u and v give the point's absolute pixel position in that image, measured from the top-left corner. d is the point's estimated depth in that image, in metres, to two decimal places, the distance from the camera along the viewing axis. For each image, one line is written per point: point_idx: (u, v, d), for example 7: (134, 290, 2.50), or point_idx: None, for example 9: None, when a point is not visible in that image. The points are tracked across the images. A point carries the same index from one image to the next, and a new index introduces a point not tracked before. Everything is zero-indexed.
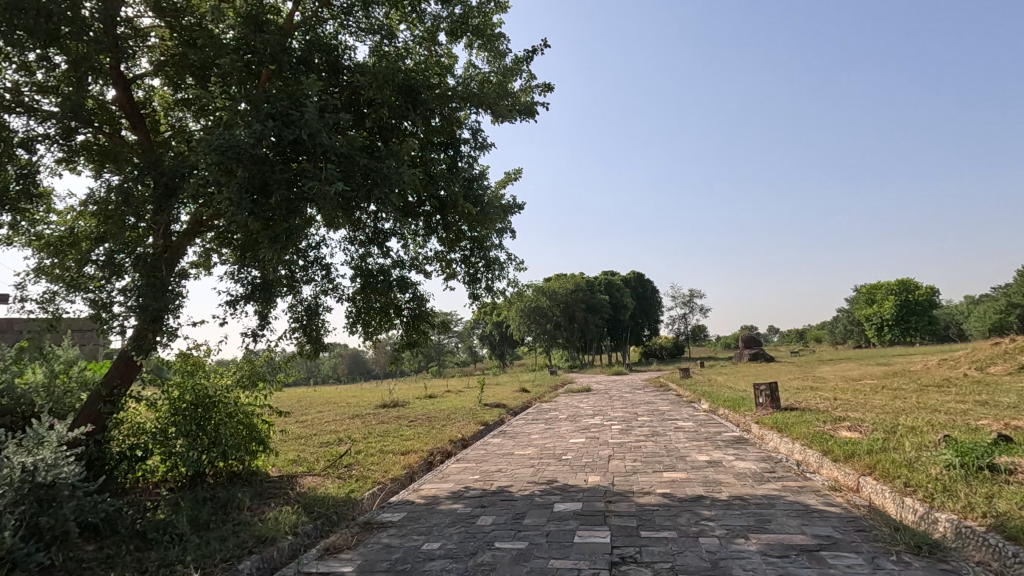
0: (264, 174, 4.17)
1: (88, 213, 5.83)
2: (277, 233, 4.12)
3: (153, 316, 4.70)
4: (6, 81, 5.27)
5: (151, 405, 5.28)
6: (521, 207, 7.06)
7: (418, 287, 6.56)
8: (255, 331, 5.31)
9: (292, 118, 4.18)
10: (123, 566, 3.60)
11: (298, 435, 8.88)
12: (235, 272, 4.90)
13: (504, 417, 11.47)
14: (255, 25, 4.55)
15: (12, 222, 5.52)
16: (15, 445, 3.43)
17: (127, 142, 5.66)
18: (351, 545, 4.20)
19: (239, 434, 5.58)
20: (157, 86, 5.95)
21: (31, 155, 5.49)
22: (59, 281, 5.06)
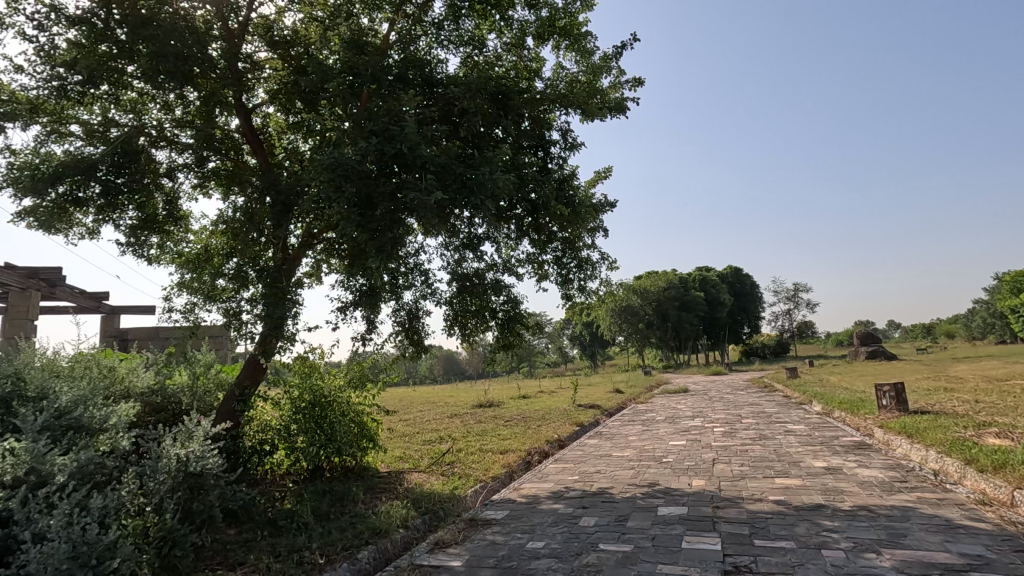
0: (369, 188, 4.43)
1: (219, 232, 6.53)
2: (382, 243, 4.37)
3: (276, 322, 5.17)
4: (152, 119, 6.03)
5: (275, 404, 5.78)
6: (612, 204, 6.96)
7: (512, 289, 6.67)
8: (364, 335, 5.66)
9: (393, 133, 4.41)
10: (259, 550, 3.98)
11: (402, 432, 9.33)
12: (345, 280, 5.27)
13: (600, 418, 11.35)
14: (356, 49, 4.87)
15: (161, 243, 6.30)
16: (172, 438, 3.89)
17: (249, 166, 6.26)
18: (459, 540, 4.35)
19: (351, 431, 5.99)
20: (272, 113, 6.53)
21: (173, 183, 6.24)
22: (198, 293, 5.70)
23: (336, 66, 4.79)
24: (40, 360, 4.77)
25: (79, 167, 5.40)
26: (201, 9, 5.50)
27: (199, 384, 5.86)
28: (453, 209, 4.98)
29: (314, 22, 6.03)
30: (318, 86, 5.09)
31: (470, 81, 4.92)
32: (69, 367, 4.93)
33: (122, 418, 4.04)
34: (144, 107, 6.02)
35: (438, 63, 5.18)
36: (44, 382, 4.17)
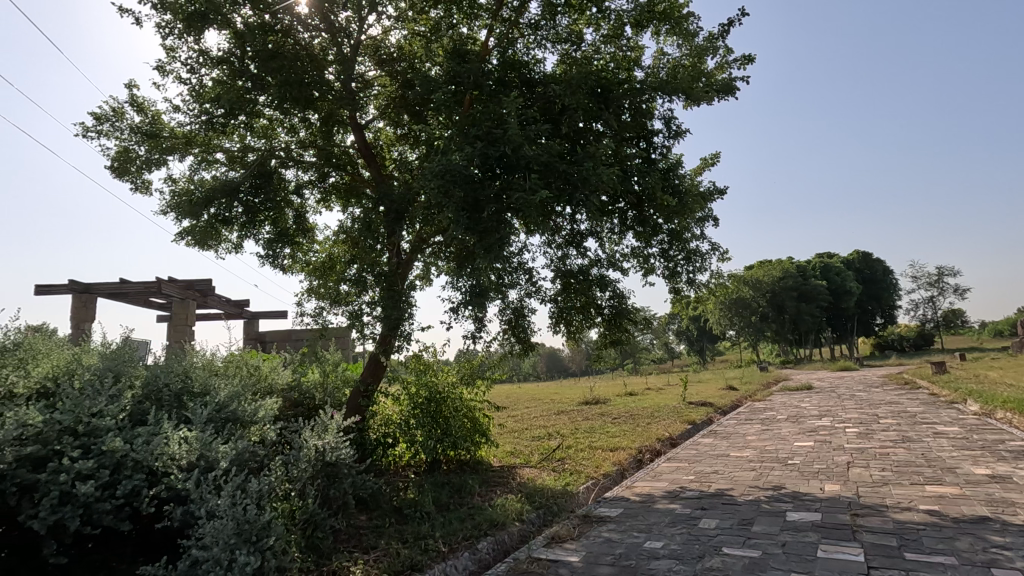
0: (476, 192, 4.58)
1: (340, 241, 7.08)
2: (490, 244, 4.50)
3: (394, 322, 5.52)
4: (280, 141, 6.67)
5: (395, 399, 6.16)
6: (721, 191, 6.61)
7: (617, 284, 6.58)
8: (474, 333, 5.86)
9: (496, 136, 4.53)
10: (389, 536, 4.27)
11: (511, 428, 9.53)
12: (455, 281, 5.49)
13: (713, 416, 10.82)
14: (459, 58, 5.06)
15: (292, 254, 6.96)
16: (310, 431, 4.28)
17: (364, 179, 6.73)
18: (575, 536, 4.36)
19: (464, 426, 6.25)
20: (382, 127, 6.96)
21: (301, 199, 6.86)
22: (326, 298, 6.23)
23: (442, 77, 5.01)
24: (202, 360, 5.47)
25: (225, 190, 6.12)
26: (318, 38, 6.00)
27: (328, 381, 6.41)
28: (556, 207, 5.01)
29: (417, 37, 6.33)
30: (424, 98, 5.34)
31: (570, 78, 4.93)
32: (224, 367, 5.61)
33: (268, 412, 4.51)
34: (274, 132, 6.68)
35: (536, 63, 5.25)
36: (206, 380, 4.78)
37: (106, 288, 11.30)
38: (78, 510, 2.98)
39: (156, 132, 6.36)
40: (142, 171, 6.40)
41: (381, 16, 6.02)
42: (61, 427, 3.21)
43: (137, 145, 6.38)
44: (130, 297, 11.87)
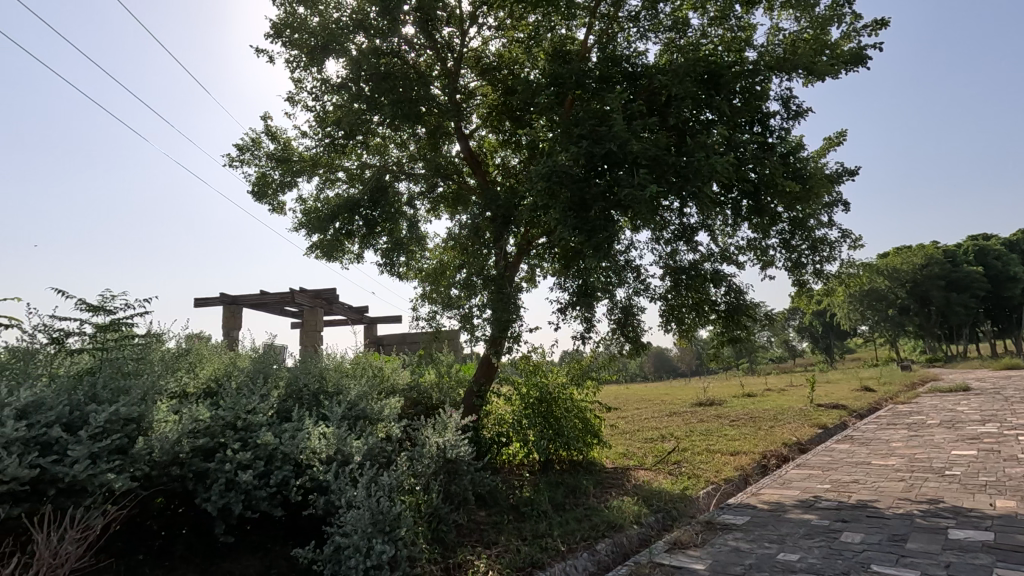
0: (582, 191, 4.56)
1: (449, 248, 7.39)
2: (598, 243, 4.46)
3: (504, 324, 5.64)
4: (392, 157, 7.09)
5: (507, 399, 6.29)
6: (852, 172, 6.01)
7: (733, 279, 6.22)
8: (583, 333, 5.82)
9: (601, 134, 4.47)
10: (508, 532, 4.37)
11: (622, 429, 9.36)
12: (562, 282, 5.51)
13: (848, 420, 9.85)
14: (560, 59, 5.08)
15: (407, 262, 7.38)
16: (432, 429, 4.50)
17: (471, 186, 6.97)
18: (699, 543, 4.18)
19: (576, 426, 6.25)
20: (486, 135, 7.15)
21: (413, 209, 7.25)
22: (439, 302, 6.53)
23: (543, 81, 5.05)
24: (333, 363, 5.97)
25: (347, 206, 6.65)
26: (425, 55, 6.31)
27: (444, 381, 6.69)
28: (665, 201, 4.85)
29: (517, 43, 6.45)
30: (529, 102, 5.42)
31: (677, 66, 4.76)
32: (352, 368, 6.08)
33: (392, 411, 4.81)
34: (386, 149, 7.11)
35: (637, 54, 5.09)
36: (338, 380, 5.21)
37: (250, 300, 12.72)
38: (240, 496, 3.37)
39: (288, 157, 7.05)
40: (278, 193, 7.13)
41: (482, 28, 6.21)
42: (224, 422, 3.65)
43: (272, 170, 7.12)
44: (269, 307, 13.24)
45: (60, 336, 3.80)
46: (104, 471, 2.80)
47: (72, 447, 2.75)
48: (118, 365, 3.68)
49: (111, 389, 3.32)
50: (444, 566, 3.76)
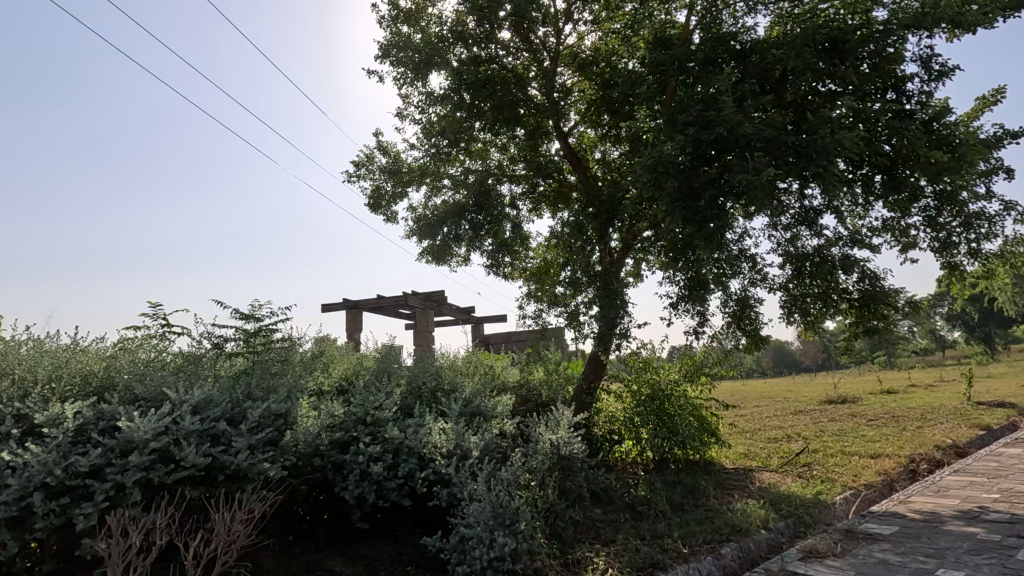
0: (691, 180, 4.38)
1: (553, 246, 7.43)
2: (710, 234, 4.25)
3: (612, 320, 5.56)
4: (494, 161, 7.26)
5: (617, 396, 6.20)
6: (1014, 134, 5.20)
7: (865, 264, 5.65)
8: (696, 328, 5.58)
9: (710, 119, 4.25)
10: (626, 531, 4.32)
11: (742, 428, 8.85)
12: (671, 276, 5.34)
13: (1018, 420, 8.53)
14: (661, 45, 4.91)
15: (513, 262, 7.51)
16: (545, 426, 4.56)
17: (572, 184, 6.96)
18: (838, 552, 3.85)
19: (692, 424, 6.01)
20: (585, 131, 7.10)
21: (516, 210, 7.38)
22: (545, 300, 6.59)
23: (644, 71, 4.93)
24: (448, 362, 6.26)
25: (454, 211, 6.87)
26: (521, 58, 6.40)
27: (553, 378, 6.75)
28: (782, 184, 4.51)
29: (613, 35, 6.34)
30: (631, 93, 5.29)
31: (793, 37, 4.39)
32: (465, 367, 6.33)
33: (505, 407, 4.95)
34: (488, 153, 7.26)
35: (745, 31, 4.79)
36: (453, 378, 5.45)
37: (369, 303, 13.68)
38: (373, 486, 3.65)
39: (398, 169, 7.50)
40: (391, 204, 7.62)
41: (577, 24, 6.17)
42: (355, 418, 3.97)
43: (385, 182, 7.61)
44: (386, 310, 14.16)
45: (220, 342, 4.37)
46: (261, 461, 3.16)
47: (235, 439, 3.13)
48: (267, 367, 4.15)
49: (263, 389, 3.75)
50: (563, 561, 3.79)
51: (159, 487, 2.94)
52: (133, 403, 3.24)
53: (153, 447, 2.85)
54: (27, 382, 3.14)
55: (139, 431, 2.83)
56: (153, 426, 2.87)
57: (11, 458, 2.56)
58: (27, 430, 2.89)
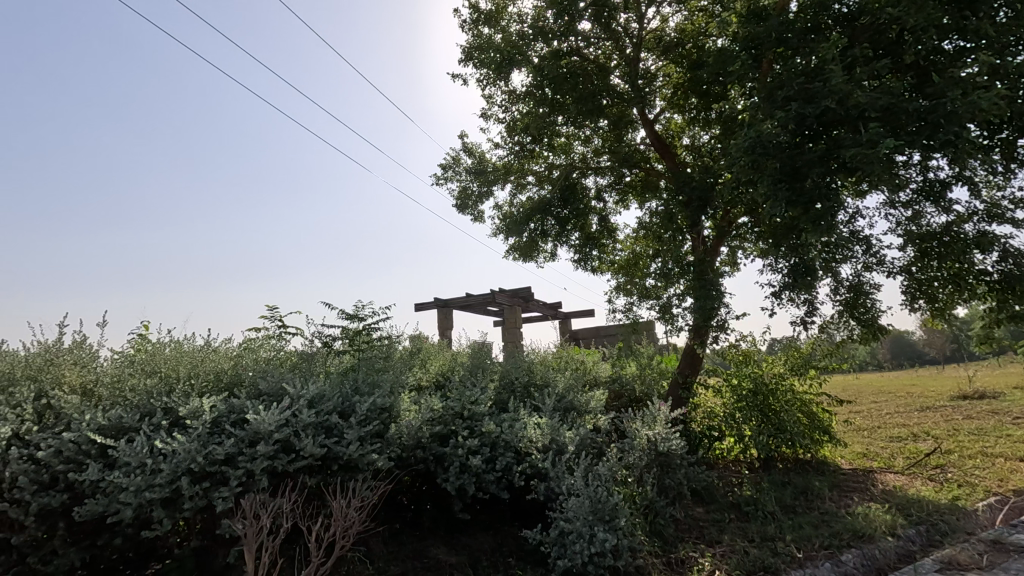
0: (794, 159, 4.07)
1: (642, 238, 7.24)
2: (818, 216, 3.93)
3: (708, 312, 5.31)
4: (577, 154, 7.18)
5: (716, 391, 5.93)
6: None
7: (1008, 241, 4.96)
8: (803, 318, 5.20)
9: (813, 92, 3.93)
10: (732, 532, 4.12)
11: (859, 426, 8.15)
12: (773, 263, 5.00)
13: None
14: (755, 17, 4.61)
15: (600, 256, 7.40)
16: (641, 422, 4.41)
17: (659, 172, 6.73)
18: (983, 565, 3.44)
19: (801, 421, 5.61)
20: (672, 116, 6.84)
21: (602, 203, 7.25)
22: (635, 293, 6.43)
23: (736, 47, 4.66)
24: (538, 357, 6.29)
25: (539, 207, 6.87)
26: (602, 47, 6.28)
27: (646, 373, 6.58)
28: (901, 156, 4.08)
29: (700, 13, 6.05)
30: (723, 72, 5.02)
31: None
32: (556, 362, 6.34)
33: (598, 403, 4.89)
34: (571, 147, 7.18)
35: None
36: (545, 373, 5.48)
37: (458, 302, 14.08)
38: (473, 478, 3.75)
39: (484, 169, 7.64)
40: (477, 203, 7.79)
41: (661, 6, 5.96)
42: (454, 412, 4.10)
43: (471, 183, 7.77)
44: (475, 308, 14.49)
45: (329, 340, 4.69)
46: (370, 452, 3.35)
47: (346, 431, 3.35)
48: (371, 364, 4.40)
49: (368, 384, 3.97)
50: (665, 560, 3.69)
51: (283, 474, 3.21)
52: (258, 397, 3.56)
53: (276, 438, 3.12)
54: (171, 378, 3.54)
55: (265, 423, 3.10)
56: (276, 419, 3.14)
57: (162, 445, 2.90)
58: (173, 421, 3.26)
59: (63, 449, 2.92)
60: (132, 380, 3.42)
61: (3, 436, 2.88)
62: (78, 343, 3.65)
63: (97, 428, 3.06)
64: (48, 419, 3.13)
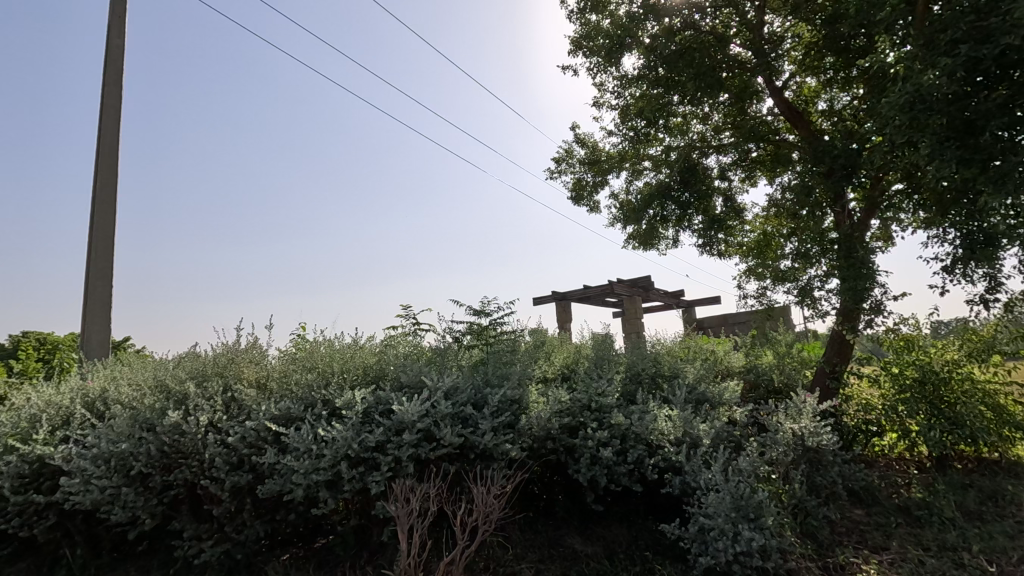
0: (966, 110, 3.50)
1: (774, 217, 6.69)
2: (1002, 174, 3.34)
3: (859, 293, 4.75)
4: (696, 133, 6.81)
5: (872, 381, 5.31)
6: None
7: None
8: (983, 296, 4.47)
9: (990, 29, 3.35)
10: (902, 540, 3.68)
11: None
12: (940, 234, 4.38)
13: None
14: None
15: (727, 239, 6.96)
16: (783, 414, 4.06)
17: (791, 143, 6.17)
18: None
19: (984, 415, 4.84)
20: (805, 80, 6.24)
21: (727, 182, 6.78)
22: (769, 277, 5.95)
23: None
24: (664, 348, 6.09)
25: (658, 193, 6.56)
26: (720, 15, 5.88)
27: (785, 362, 6.09)
28: None
29: None
30: (867, 22, 4.47)
31: None
32: (683, 353, 6.08)
33: (734, 394, 4.62)
34: (688, 126, 6.83)
35: None
36: (673, 364, 5.28)
37: (575, 294, 14.07)
38: (605, 470, 3.73)
39: (597, 158, 7.54)
40: (592, 194, 7.71)
41: None
42: (581, 404, 4.09)
43: (586, 173, 7.72)
44: (594, 299, 14.37)
45: (459, 335, 4.93)
46: (504, 442, 3.48)
47: (481, 422, 3.50)
48: (499, 357, 4.55)
49: (498, 377, 4.12)
50: (822, 565, 3.39)
51: (426, 461, 3.43)
52: (400, 390, 3.84)
53: (419, 427, 3.35)
54: (327, 373, 3.95)
55: (408, 413, 3.34)
56: (418, 409, 3.38)
57: (324, 433, 3.25)
58: (330, 411, 3.63)
59: (246, 435, 3.38)
60: (296, 375, 3.87)
61: (202, 424, 3.41)
62: (252, 343, 4.19)
63: (270, 417, 3.50)
64: (233, 409, 3.64)
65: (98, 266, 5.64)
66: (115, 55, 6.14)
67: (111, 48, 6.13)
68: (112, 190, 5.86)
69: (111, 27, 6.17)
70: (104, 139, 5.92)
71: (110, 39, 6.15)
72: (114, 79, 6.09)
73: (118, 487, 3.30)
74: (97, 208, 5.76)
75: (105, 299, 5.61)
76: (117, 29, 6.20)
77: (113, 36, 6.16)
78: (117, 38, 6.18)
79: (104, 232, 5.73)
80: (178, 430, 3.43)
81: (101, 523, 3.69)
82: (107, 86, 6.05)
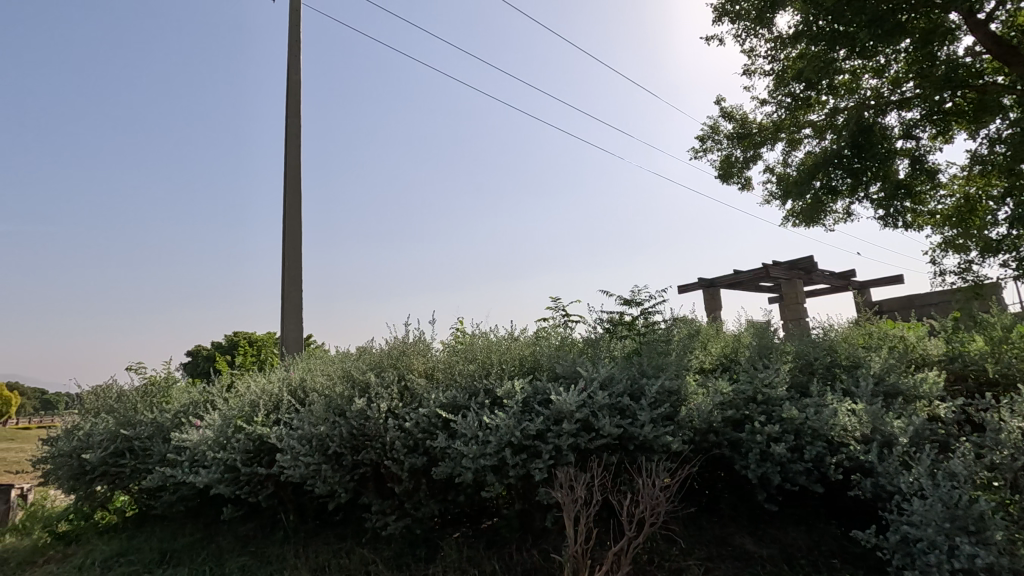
0: None
1: (979, 177, 5.64)
2: None
3: None
4: (868, 90, 5.98)
5: None
6: None
7: None
8: None
9: None
10: None
11: None
12: None
13: None
14: None
15: (915, 207, 6.02)
16: (1008, 410, 3.40)
17: (1002, 85, 5.12)
18: None
19: None
20: (1019, 7, 5.14)
21: (912, 142, 5.82)
22: (975, 248, 5.02)
23: None
24: (839, 334, 5.43)
25: (822, 162, 5.80)
26: None
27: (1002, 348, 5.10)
28: None
29: None
30: None
31: None
32: (863, 340, 5.38)
33: (935, 386, 3.98)
34: (859, 83, 6.03)
35: None
36: (852, 352, 4.70)
37: (725, 280, 13.17)
38: (778, 467, 3.43)
39: (749, 132, 6.97)
40: (743, 170, 7.15)
41: None
42: (746, 396, 3.79)
43: (735, 149, 7.16)
44: (747, 285, 13.32)
45: (609, 326, 4.88)
46: (664, 434, 3.37)
47: (640, 413, 3.42)
48: (653, 346, 4.42)
49: (653, 367, 4.00)
50: None
51: (586, 451, 3.44)
52: (556, 380, 3.91)
53: (578, 417, 3.37)
54: (486, 364, 4.15)
55: (567, 403, 3.39)
56: (575, 399, 3.40)
57: (489, 420, 3.42)
58: (492, 400, 3.82)
59: (420, 421, 3.69)
60: (459, 366, 4.12)
61: (382, 410, 3.79)
62: (418, 337, 4.56)
63: (439, 405, 3.78)
64: (407, 397, 4.00)
65: (289, 273, 6.55)
66: (294, 91, 7.06)
67: (290, 85, 7.06)
68: (297, 207, 6.75)
69: (290, 66, 7.11)
70: (289, 164, 6.84)
71: (290, 76, 7.09)
72: (294, 111, 7.01)
73: (319, 464, 3.79)
74: (287, 223, 6.68)
75: (296, 302, 6.49)
76: (295, 67, 7.13)
77: (292, 74, 7.10)
78: (294, 75, 7.10)
79: (293, 244, 6.62)
80: (363, 415, 3.85)
81: (306, 494, 4.27)
82: (290, 117, 6.99)
